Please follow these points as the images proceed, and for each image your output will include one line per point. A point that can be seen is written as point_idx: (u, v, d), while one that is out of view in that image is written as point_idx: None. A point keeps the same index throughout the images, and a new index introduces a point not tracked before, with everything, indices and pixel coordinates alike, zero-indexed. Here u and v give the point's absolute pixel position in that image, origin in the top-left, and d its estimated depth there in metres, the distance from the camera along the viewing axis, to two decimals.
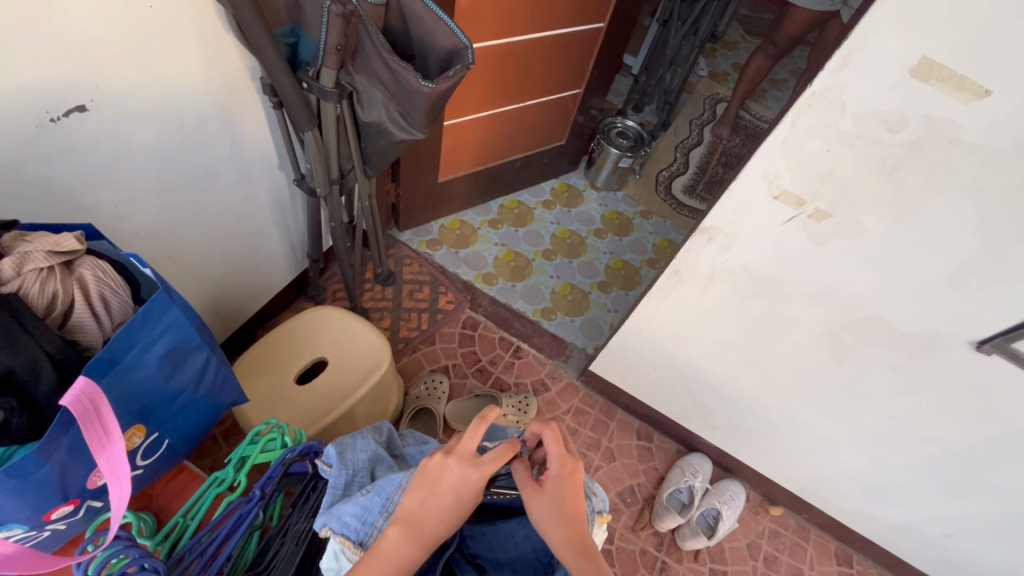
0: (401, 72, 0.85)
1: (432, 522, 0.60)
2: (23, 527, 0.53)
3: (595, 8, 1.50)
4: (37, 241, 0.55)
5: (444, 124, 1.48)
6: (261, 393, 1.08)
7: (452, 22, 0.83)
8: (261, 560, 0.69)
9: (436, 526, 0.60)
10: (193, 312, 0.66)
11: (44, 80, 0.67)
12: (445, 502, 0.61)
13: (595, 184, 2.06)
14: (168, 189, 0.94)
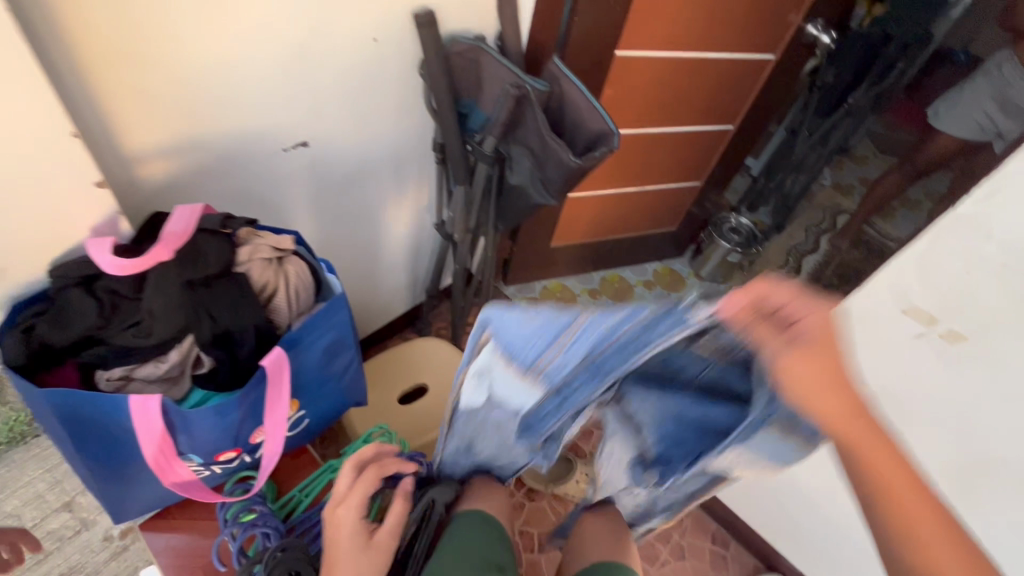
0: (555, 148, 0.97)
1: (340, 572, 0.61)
2: (199, 460, 0.64)
3: (726, 111, 1.60)
4: (267, 237, 0.70)
5: (568, 195, 1.61)
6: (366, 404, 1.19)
7: (606, 111, 0.95)
8: None
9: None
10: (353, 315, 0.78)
11: (290, 120, 0.86)
12: (342, 547, 0.62)
13: (699, 273, 2.08)
14: (342, 218, 1.10)
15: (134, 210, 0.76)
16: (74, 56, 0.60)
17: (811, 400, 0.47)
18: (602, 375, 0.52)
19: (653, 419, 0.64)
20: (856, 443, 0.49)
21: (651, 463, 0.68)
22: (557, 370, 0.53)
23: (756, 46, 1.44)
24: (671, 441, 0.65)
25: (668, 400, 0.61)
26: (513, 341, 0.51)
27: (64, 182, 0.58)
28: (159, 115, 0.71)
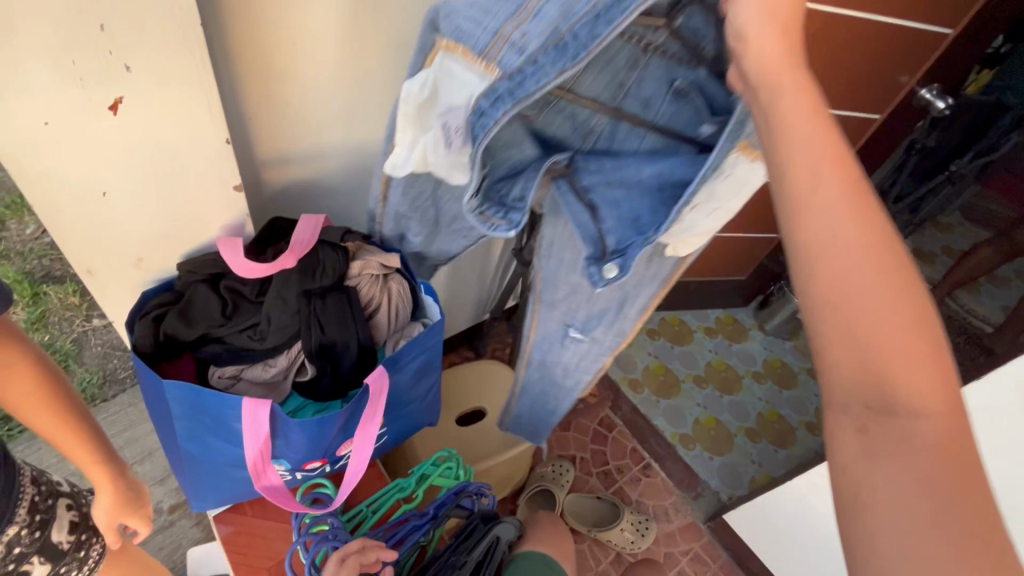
0: None
1: None
2: (288, 466, 0.65)
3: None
4: (376, 250, 0.71)
5: None
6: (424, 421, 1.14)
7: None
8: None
9: None
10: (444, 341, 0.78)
11: None
12: None
13: (764, 326, 2.00)
14: None
15: (252, 207, 0.79)
16: (234, 66, 0.63)
17: (789, 106, 0.37)
18: (571, 56, 0.41)
19: (610, 195, 0.58)
20: (813, 208, 0.36)
21: (607, 254, 0.59)
22: (516, 59, 0.44)
23: (861, 105, 1.39)
24: (625, 210, 0.57)
25: (618, 168, 0.56)
26: (468, 33, 0.49)
27: (210, 183, 0.61)
28: (292, 123, 0.73)
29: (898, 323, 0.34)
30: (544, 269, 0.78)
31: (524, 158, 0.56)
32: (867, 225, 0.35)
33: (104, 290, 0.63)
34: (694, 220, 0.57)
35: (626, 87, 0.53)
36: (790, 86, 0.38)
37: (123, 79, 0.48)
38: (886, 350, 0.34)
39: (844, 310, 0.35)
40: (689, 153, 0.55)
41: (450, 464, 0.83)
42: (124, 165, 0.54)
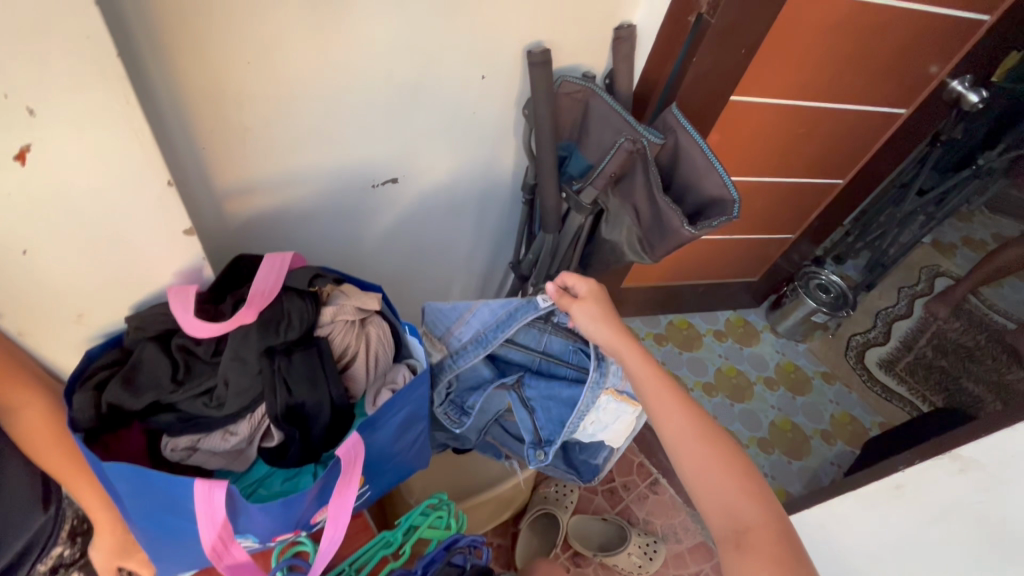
0: (665, 210, 0.85)
1: None
2: (255, 539, 0.58)
3: (839, 163, 1.43)
4: (350, 293, 0.63)
5: None
6: None
7: (728, 174, 0.82)
8: None
9: None
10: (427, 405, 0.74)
11: (385, 154, 0.79)
12: None
13: (776, 328, 1.92)
14: (417, 257, 1.02)
15: (220, 241, 0.72)
16: (178, 91, 0.55)
17: (632, 363, 0.66)
18: (485, 346, 0.70)
19: (540, 401, 0.74)
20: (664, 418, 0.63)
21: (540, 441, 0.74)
22: (456, 341, 0.73)
23: (888, 97, 1.28)
24: (554, 412, 0.74)
25: (553, 387, 0.74)
26: (436, 322, 0.74)
27: (154, 232, 0.53)
28: (254, 149, 0.66)
29: (722, 464, 0.60)
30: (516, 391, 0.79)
31: (482, 377, 0.76)
32: (693, 425, 0.62)
33: (43, 348, 0.56)
34: (591, 435, 0.75)
35: (544, 344, 0.76)
36: (630, 358, 0.66)
37: (28, 124, 0.41)
38: (721, 484, 0.59)
39: (703, 471, 0.60)
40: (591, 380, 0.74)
41: (441, 513, 0.77)
42: (46, 220, 0.46)
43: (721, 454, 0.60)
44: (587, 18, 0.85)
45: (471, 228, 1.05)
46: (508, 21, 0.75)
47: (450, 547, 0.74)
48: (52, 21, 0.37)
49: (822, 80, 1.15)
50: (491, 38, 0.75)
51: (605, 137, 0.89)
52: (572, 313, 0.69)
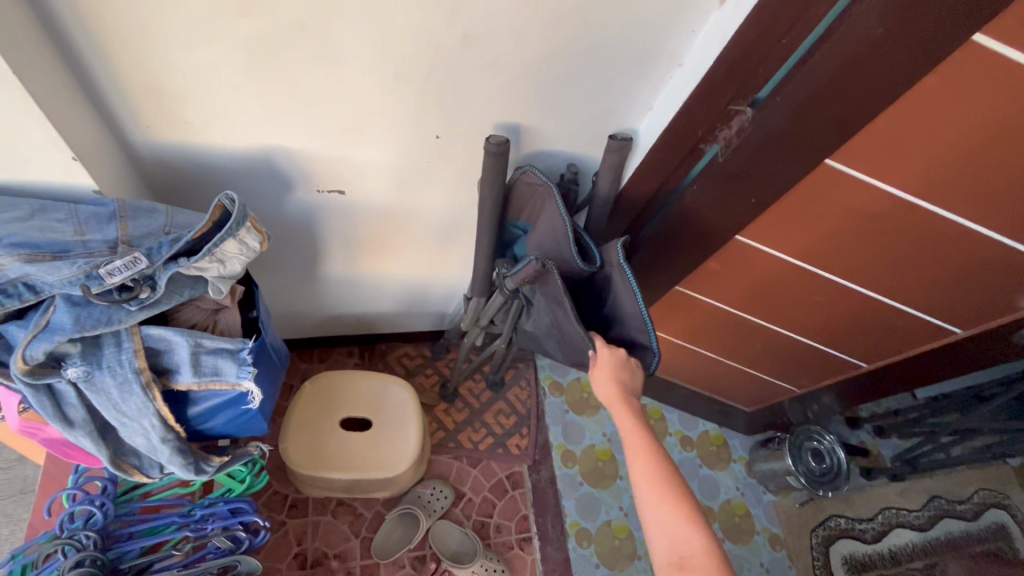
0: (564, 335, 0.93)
1: (659, 525, 0.76)
2: (59, 438, 0.73)
3: (896, 343, 1.20)
4: (236, 291, 0.78)
5: (651, 307, 1.31)
6: (306, 421, 1.25)
7: (647, 323, 0.86)
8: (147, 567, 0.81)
9: (661, 525, 0.76)
10: (260, 368, 0.80)
11: (329, 170, 0.87)
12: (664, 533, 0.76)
13: (751, 465, 1.77)
14: (368, 250, 1.11)
15: (152, 181, 0.82)
16: (121, 81, 0.67)
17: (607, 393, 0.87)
18: None
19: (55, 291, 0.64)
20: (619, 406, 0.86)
21: (127, 251, 0.67)
22: None
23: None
24: (73, 301, 0.65)
25: (64, 284, 0.64)
26: None
27: (66, 184, 0.67)
28: (192, 136, 0.76)
29: (693, 529, 0.75)
30: (28, 279, 0.63)
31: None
32: (688, 525, 0.75)
33: None
34: (151, 335, 0.68)
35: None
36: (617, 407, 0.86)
37: None
38: (685, 538, 0.74)
39: (652, 502, 0.78)
40: (113, 298, 0.66)
41: (241, 468, 0.91)
42: None
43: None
44: (570, 113, 0.85)
45: (429, 240, 1.12)
46: (469, 98, 0.79)
47: (230, 508, 0.87)
48: None
49: (932, 200, 0.85)
50: (447, 107, 0.79)
51: (545, 234, 0.92)
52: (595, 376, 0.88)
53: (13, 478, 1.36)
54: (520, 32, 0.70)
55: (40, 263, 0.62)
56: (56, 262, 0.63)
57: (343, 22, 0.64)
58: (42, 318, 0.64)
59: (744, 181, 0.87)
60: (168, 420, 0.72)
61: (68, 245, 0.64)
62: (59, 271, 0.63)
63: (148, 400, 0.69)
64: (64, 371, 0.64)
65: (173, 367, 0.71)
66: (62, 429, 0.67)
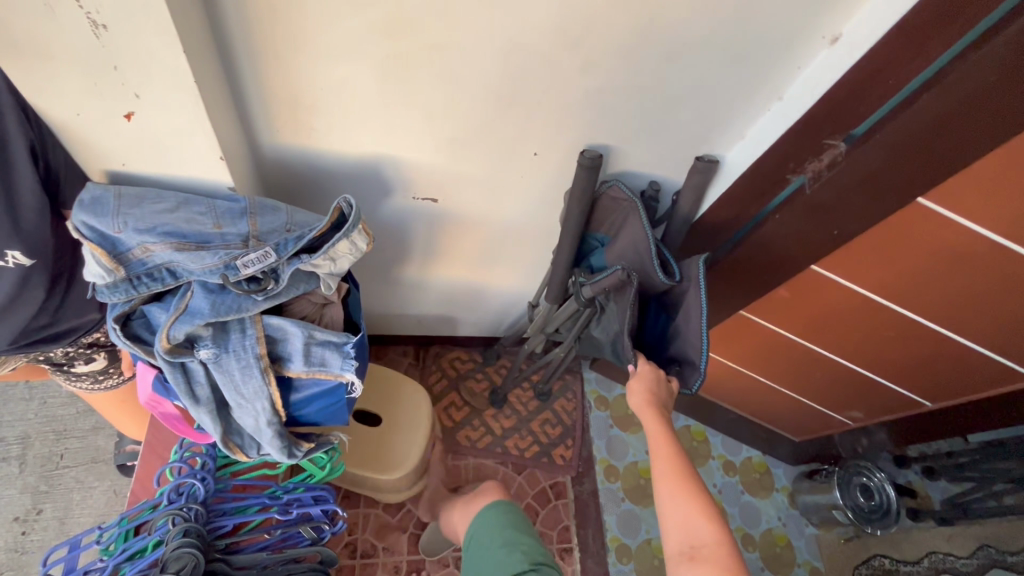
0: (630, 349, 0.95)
1: (677, 520, 0.76)
2: (176, 414, 0.79)
3: (964, 384, 1.18)
4: (340, 287, 0.83)
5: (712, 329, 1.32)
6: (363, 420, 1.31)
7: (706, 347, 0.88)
8: (236, 542, 0.86)
9: (680, 522, 0.76)
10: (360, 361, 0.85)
11: (427, 178, 0.91)
12: (681, 529, 0.75)
13: (794, 495, 1.75)
14: (445, 255, 1.16)
15: (270, 179, 0.88)
16: (264, 89, 0.73)
17: (638, 399, 0.89)
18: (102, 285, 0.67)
19: (195, 279, 0.70)
20: (648, 410, 0.88)
21: (257, 246, 0.72)
22: (132, 245, 0.67)
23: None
24: (210, 289, 0.71)
25: (204, 273, 0.70)
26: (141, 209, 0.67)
27: (209, 181, 0.73)
28: (313, 141, 0.81)
29: (708, 522, 0.74)
30: (174, 266, 0.69)
31: (143, 244, 0.67)
32: (705, 520, 0.74)
33: None
34: (273, 324, 0.74)
35: (149, 261, 0.68)
36: (646, 412, 0.88)
37: (133, 102, 0.61)
38: (698, 529, 0.74)
39: (672, 496, 0.78)
40: (244, 289, 0.71)
41: (322, 456, 0.95)
42: (134, 155, 0.68)
43: (720, 566, 0.70)
44: (666, 137, 0.88)
45: (504, 249, 1.16)
46: (571, 120, 0.82)
47: (312, 494, 0.92)
48: (156, 53, 0.56)
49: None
50: (548, 126, 0.83)
51: (628, 252, 0.94)
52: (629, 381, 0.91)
53: (87, 447, 1.43)
54: (632, 61, 0.73)
55: (187, 253, 0.68)
56: (200, 253, 0.69)
57: (469, 43, 0.69)
58: (182, 302, 0.70)
59: (831, 212, 0.88)
60: (276, 405, 0.77)
61: (210, 238, 0.70)
62: (202, 261, 0.69)
63: (262, 386, 0.74)
64: (197, 352, 0.70)
65: (286, 355, 0.76)
66: (188, 405, 0.73)
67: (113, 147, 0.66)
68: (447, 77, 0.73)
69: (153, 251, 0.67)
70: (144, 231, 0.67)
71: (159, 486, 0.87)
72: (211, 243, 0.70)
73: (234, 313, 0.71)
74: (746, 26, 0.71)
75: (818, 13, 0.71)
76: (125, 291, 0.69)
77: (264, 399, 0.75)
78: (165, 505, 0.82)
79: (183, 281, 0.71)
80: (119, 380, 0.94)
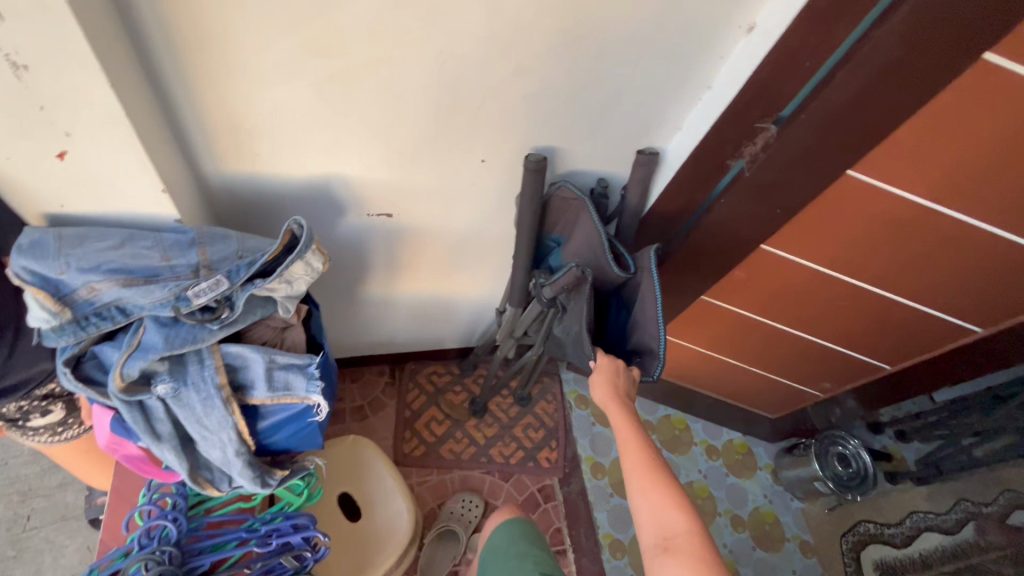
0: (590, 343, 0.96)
1: (650, 514, 0.76)
2: (139, 455, 0.77)
3: (917, 344, 1.24)
4: (299, 309, 0.83)
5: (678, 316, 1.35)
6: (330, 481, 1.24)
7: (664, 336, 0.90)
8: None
9: (651, 515, 0.76)
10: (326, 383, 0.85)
11: (378, 194, 0.92)
12: (654, 522, 0.76)
13: (777, 472, 1.79)
14: (407, 269, 1.16)
15: (219, 209, 0.87)
16: (202, 119, 0.73)
17: (601, 395, 0.90)
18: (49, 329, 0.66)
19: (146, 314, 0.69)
20: (613, 405, 0.89)
21: (208, 275, 0.72)
22: (76, 285, 0.66)
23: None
24: (163, 322, 0.70)
25: (154, 307, 0.69)
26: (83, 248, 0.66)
27: (153, 216, 0.72)
28: (258, 167, 0.82)
29: (679, 512, 0.75)
30: (123, 303, 0.68)
31: (88, 283, 0.66)
32: (675, 509, 0.75)
33: None
34: (231, 352, 0.73)
35: (96, 300, 0.67)
36: (611, 407, 0.89)
37: (64, 142, 0.61)
38: (670, 521, 0.74)
39: (642, 488, 0.79)
40: (198, 320, 0.71)
41: (299, 482, 0.95)
42: (71, 195, 0.67)
43: (695, 556, 0.71)
44: (606, 134, 0.91)
45: (465, 258, 1.17)
46: (513, 124, 0.84)
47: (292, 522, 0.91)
48: (83, 90, 0.56)
49: (952, 204, 0.90)
50: (492, 132, 0.85)
51: (583, 249, 0.97)
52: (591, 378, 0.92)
53: (55, 505, 1.37)
54: (563, 64, 0.76)
55: (135, 287, 0.68)
56: (148, 287, 0.68)
57: (402, 58, 0.70)
58: (134, 339, 0.69)
59: (770, 191, 0.92)
60: (243, 434, 0.76)
61: (158, 271, 0.69)
62: (151, 295, 0.68)
63: (225, 416, 0.73)
64: (154, 387, 0.69)
65: (249, 383, 0.75)
66: (149, 443, 0.71)
67: (48, 188, 0.65)
68: (385, 92, 0.74)
69: (99, 289, 0.66)
70: (88, 269, 0.66)
71: (129, 532, 0.84)
72: (160, 276, 0.69)
73: (190, 344, 0.70)
74: (666, 23, 0.74)
75: (731, 6, 0.75)
76: (74, 333, 0.67)
77: (229, 428, 0.74)
78: (136, 551, 0.78)
79: (134, 317, 0.70)
80: (80, 430, 0.91)
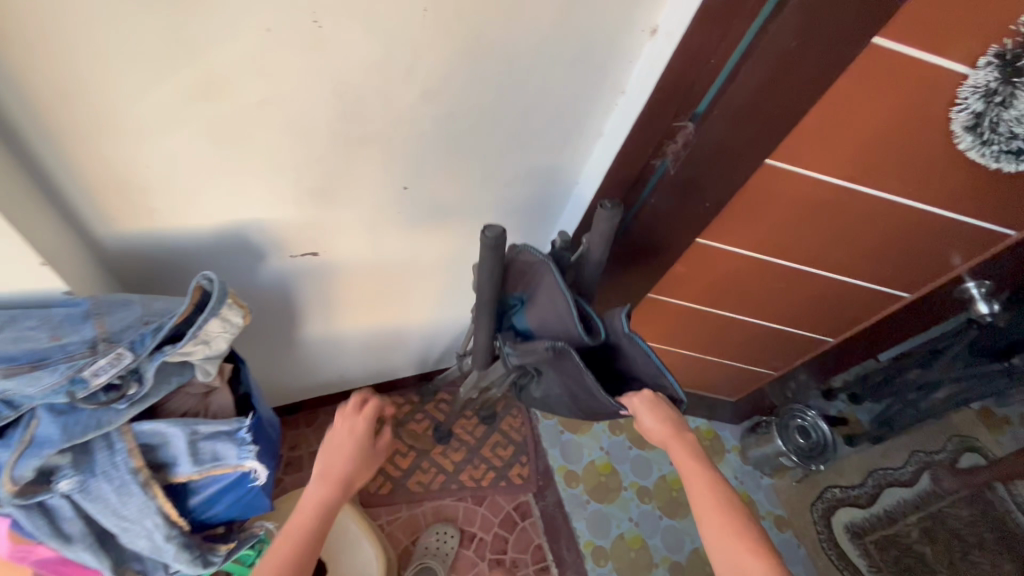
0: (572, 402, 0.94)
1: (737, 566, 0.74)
2: (51, 558, 0.69)
3: (854, 314, 1.29)
4: (222, 369, 0.77)
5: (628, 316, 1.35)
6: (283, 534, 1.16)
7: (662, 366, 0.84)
8: None
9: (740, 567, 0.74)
10: (263, 442, 0.79)
11: (298, 233, 0.87)
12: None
13: (744, 452, 1.82)
14: (345, 305, 1.11)
15: (120, 271, 0.80)
16: (79, 178, 0.66)
17: (658, 431, 0.84)
18: None
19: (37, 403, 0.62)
20: (674, 443, 0.84)
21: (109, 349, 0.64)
22: None
23: (982, 220, 0.99)
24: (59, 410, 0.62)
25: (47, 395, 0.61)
26: None
27: (33, 291, 0.65)
28: (156, 221, 0.75)
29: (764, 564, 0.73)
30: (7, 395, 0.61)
31: None
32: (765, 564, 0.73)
33: None
34: (146, 430, 0.66)
35: None
36: (673, 444, 0.83)
37: None
38: None
39: (725, 542, 0.76)
40: (100, 401, 0.64)
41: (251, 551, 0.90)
42: None
43: None
44: (529, 147, 0.89)
45: (405, 286, 1.12)
46: (431, 148, 0.81)
47: None
48: None
49: (866, 181, 0.93)
50: (410, 158, 0.81)
51: (549, 315, 0.89)
52: (636, 410, 0.85)
53: None
54: (472, 82, 0.74)
55: (18, 377, 0.60)
56: (36, 373, 0.60)
57: (298, 93, 0.66)
58: (25, 433, 0.61)
59: (697, 187, 0.93)
60: (171, 516, 0.69)
61: (46, 353, 0.61)
62: (40, 381, 0.61)
63: (146, 502, 0.66)
64: (56, 485, 0.61)
65: (171, 460, 0.68)
66: (59, 546, 0.64)
67: None
68: (285, 129, 0.70)
69: None
70: None
71: None
72: (49, 359, 0.61)
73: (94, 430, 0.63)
74: (571, 33, 0.73)
75: (633, 10, 0.74)
76: None
77: (153, 515, 0.67)
78: None
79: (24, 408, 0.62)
80: None
